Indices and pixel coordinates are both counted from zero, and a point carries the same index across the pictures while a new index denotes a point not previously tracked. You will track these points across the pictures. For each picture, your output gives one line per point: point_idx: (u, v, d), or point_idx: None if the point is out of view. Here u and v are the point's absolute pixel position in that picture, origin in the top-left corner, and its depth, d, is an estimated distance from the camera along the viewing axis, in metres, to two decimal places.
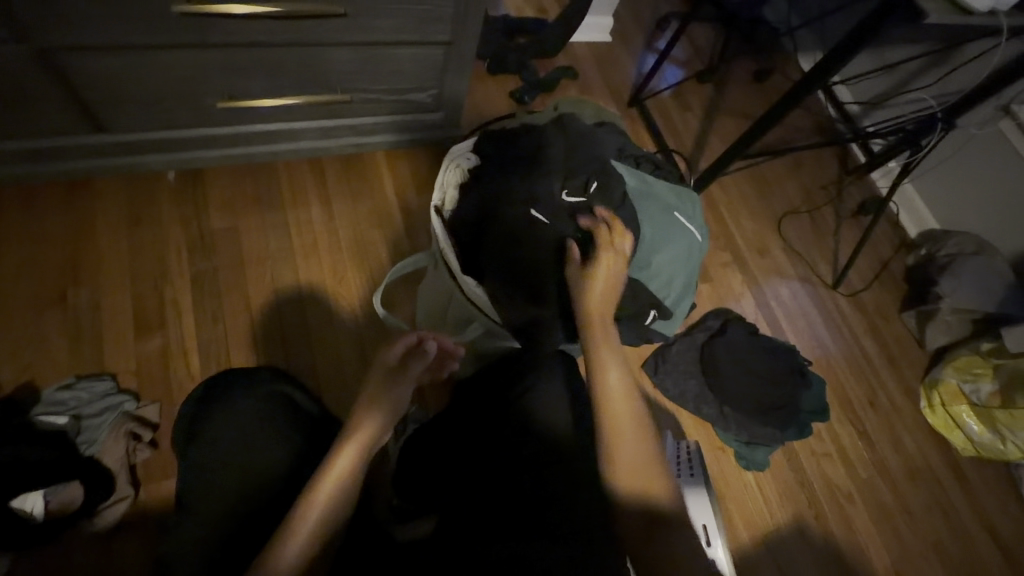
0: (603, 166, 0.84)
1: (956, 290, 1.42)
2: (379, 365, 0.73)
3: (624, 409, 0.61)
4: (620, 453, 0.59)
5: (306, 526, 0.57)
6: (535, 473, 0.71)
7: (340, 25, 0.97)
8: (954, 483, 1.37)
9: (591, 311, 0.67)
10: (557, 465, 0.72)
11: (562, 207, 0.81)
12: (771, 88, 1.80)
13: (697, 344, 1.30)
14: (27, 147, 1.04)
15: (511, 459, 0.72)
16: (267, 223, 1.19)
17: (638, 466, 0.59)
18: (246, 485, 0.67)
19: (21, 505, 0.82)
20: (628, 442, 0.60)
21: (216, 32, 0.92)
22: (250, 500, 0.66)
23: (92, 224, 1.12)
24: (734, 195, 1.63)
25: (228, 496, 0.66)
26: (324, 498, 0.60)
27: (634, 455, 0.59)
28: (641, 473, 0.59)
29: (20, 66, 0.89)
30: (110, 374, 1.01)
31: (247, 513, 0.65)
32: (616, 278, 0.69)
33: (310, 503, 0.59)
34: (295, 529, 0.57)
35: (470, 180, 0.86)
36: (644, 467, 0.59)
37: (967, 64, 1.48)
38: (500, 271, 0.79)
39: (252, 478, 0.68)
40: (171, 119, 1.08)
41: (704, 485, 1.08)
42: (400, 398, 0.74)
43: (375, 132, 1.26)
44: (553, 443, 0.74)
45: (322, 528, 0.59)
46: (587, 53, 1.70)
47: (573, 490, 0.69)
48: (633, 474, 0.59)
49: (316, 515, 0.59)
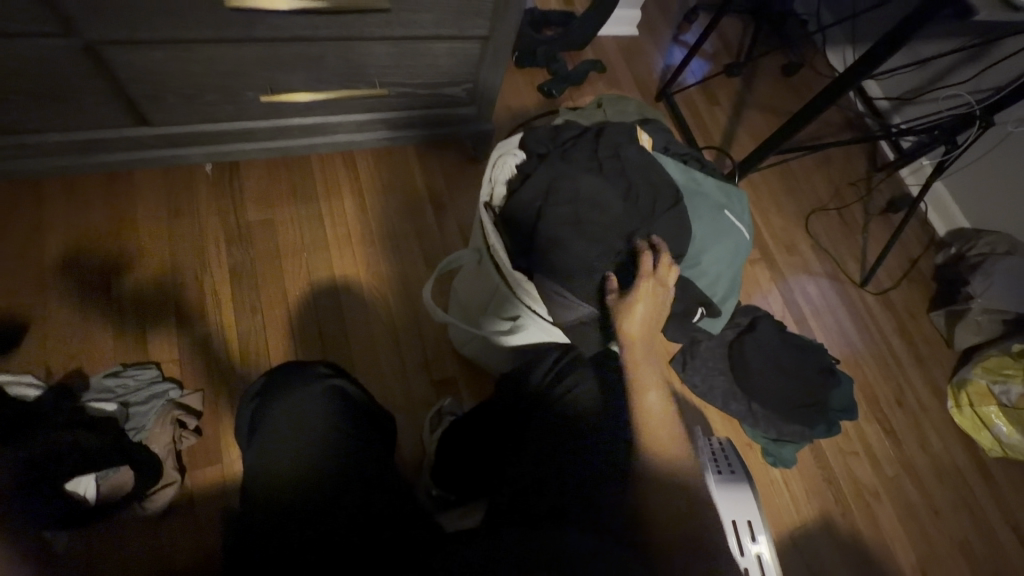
0: (646, 164, 0.85)
1: (987, 290, 1.41)
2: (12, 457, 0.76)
3: (648, 394, 0.65)
4: (649, 419, 0.63)
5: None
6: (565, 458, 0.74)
7: (378, 20, 0.97)
8: (981, 483, 1.36)
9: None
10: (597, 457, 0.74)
11: (611, 210, 0.81)
12: (798, 83, 1.78)
13: (726, 340, 1.29)
14: (70, 139, 1.05)
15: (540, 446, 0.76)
16: (300, 214, 1.21)
17: (669, 433, 0.63)
18: (297, 483, 0.70)
19: (77, 486, 0.83)
20: (656, 406, 0.64)
21: (256, 25, 0.92)
22: (293, 502, 0.68)
23: (131, 217, 1.14)
24: (762, 192, 1.62)
25: (277, 495, 0.69)
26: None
27: (659, 417, 0.63)
28: (669, 436, 0.63)
29: (68, 58, 0.90)
30: (155, 362, 1.03)
31: (298, 511, 0.68)
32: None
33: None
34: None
35: (517, 177, 0.85)
36: (672, 438, 0.63)
37: (1007, 58, 1.44)
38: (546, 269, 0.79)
39: (302, 476, 0.70)
40: (210, 112, 1.09)
41: (746, 481, 0.97)
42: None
43: (407, 126, 1.27)
44: (577, 427, 0.77)
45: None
46: (615, 46, 1.69)
47: (594, 474, 0.72)
48: (664, 439, 0.62)
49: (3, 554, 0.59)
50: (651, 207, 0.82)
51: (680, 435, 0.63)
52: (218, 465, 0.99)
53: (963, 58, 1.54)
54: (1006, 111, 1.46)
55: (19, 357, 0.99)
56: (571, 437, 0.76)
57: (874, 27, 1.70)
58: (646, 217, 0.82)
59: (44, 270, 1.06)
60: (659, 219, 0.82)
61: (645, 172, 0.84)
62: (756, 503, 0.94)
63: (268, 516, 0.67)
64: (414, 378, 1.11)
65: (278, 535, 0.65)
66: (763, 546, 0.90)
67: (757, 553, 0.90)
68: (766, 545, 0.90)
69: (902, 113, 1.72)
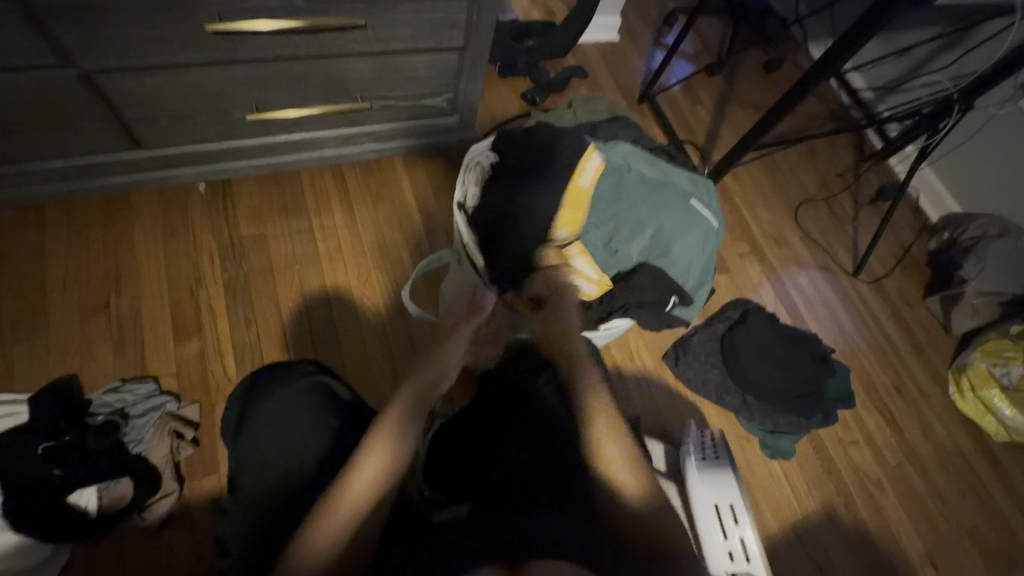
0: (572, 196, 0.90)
1: (981, 272, 1.41)
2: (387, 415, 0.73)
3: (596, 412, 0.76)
4: (608, 454, 0.72)
5: (343, 507, 0.65)
6: (548, 458, 0.75)
7: (358, 37, 1.02)
8: (987, 468, 1.34)
9: (382, 425, 0.72)
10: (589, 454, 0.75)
11: None
12: (779, 78, 1.81)
13: (717, 334, 1.31)
14: (72, 165, 1.10)
15: (523, 448, 0.77)
16: (292, 227, 1.24)
17: (624, 463, 0.72)
18: (286, 482, 0.71)
19: (78, 500, 0.89)
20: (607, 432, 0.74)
21: (238, 48, 0.97)
22: (281, 501, 0.70)
23: (128, 236, 1.18)
24: (749, 186, 1.64)
25: (266, 495, 0.71)
26: (349, 505, 0.65)
27: (615, 447, 0.73)
28: (625, 467, 0.71)
29: (67, 87, 0.95)
30: (153, 376, 1.06)
31: (294, 511, 0.69)
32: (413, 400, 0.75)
33: (338, 509, 0.64)
34: (331, 519, 0.63)
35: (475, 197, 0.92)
36: (632, 471, 0.71)
37: (984, 43, 1.45)
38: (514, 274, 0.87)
39: (287, 477, 0.72)
40: (202, 133, 1.14)
41: (730, 467, 0.97)
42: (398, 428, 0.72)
43: (393, 137, 1.31)
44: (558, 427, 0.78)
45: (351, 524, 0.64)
46: (596, 52, 1.73)
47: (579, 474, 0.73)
48: (623, 478, 0.71)
49: (327, 537, 0.62)
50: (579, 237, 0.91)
51: (634, 462, 0.72)
52: (214, 475, 1.01)
53: (942, 44, 1.55)
54: (987, 95, 1.48)
55: (56, 386, 0.99)
56: (553, 436, 0.78)
57: (850, 19, 1.72)
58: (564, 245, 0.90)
59: (48, 291, 1.10)
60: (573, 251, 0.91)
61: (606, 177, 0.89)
62: (739, 488, 0.95)
63: (269, 517, 0.69)
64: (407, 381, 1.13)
65: (270, 537, 0.67)
66: (746, 530, 0.92)
67: (741, 537, 0.92)
68: (749, 529, 0.92)
69: (885, 103, 1.73)
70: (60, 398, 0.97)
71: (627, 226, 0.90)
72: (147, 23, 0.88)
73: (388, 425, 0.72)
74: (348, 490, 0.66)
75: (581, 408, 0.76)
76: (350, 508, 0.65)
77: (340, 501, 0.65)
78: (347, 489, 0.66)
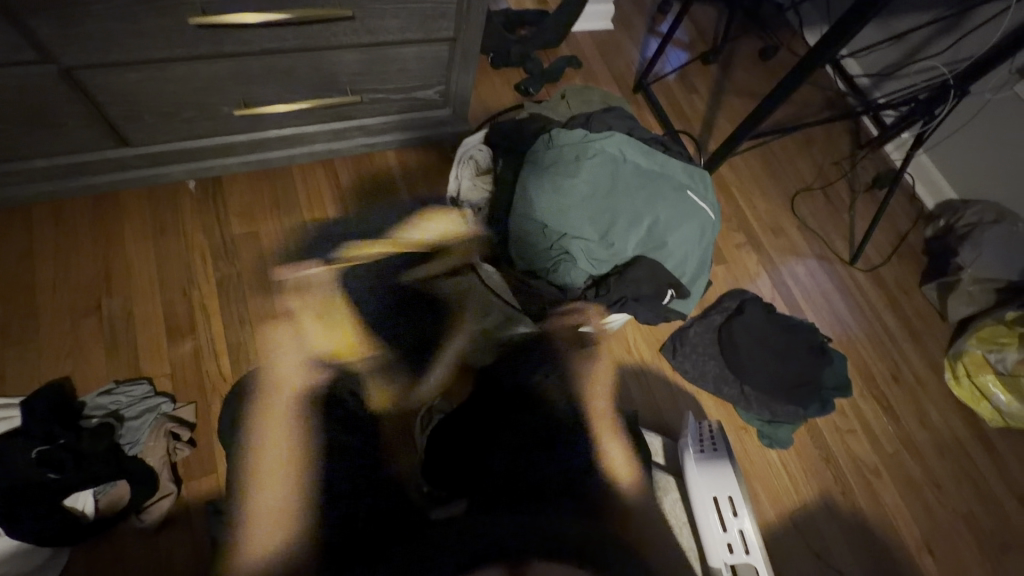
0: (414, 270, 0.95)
1: (977, 259, 1.41)
2: (279, 430, 0.79)
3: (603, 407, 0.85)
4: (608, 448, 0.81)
5: (257, 540, 0.70)
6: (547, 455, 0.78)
7: (346, 28, 0.99)
8: (983, 453, 1.35)
9: (257, 451, 0.77)
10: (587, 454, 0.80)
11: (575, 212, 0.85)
12: (775, 65, 1.79)
13: (715, 324, 1.31)
14: (58, 164, 1.09)
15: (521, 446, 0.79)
16: (285, 224, 1.23)
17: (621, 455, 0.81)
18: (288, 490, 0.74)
19: (74, 503, 0.89)
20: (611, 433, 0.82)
21: (223, 41, 0.95)
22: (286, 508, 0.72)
23: (119, 236, 1.16)
24: (745, 176, 1.63)
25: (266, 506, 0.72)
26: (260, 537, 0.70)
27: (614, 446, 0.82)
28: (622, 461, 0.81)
29: (48, 84, 0.93)
30: (147, 378, 1.05)
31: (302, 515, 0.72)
32: (291, 421, 0.79)
33: (251, 539, 0.70)
34: (246, 545, 0.70)
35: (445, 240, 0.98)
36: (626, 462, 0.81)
37: (981, 26, 1.44)
38: (280, 374, 0.85)
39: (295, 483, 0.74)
40: (190, 129, 1.12)
41: (728, 460, 0.97)
42: (278, 440, 0.77)
43: (385, 131, 1.29)
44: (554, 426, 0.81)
45: (275, 549, 0.69)
46: (590, 41, 1.70)
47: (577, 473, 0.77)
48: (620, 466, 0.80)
49: (253, 552, 0.70)
50: (382, 318, 0.91)
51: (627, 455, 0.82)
52: (213, 475, 1.00)
53: (939, 29, 1.53)
54: (983, 80, 1.47)
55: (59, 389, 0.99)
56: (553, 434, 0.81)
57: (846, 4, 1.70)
58: (354, 336, 0.89)
59: (37, 293, 1.09)
60: (437, 311, 0.93)
61: (602, 171, 0.87)
62: (738, 481, 0.95)
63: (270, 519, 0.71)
64: None
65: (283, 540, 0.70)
66: (745, 521, 0.92)
67: (740, 529, 0.92)
68: (748, 520, 0.92)
69: (881, 89, 1.72)
70: (55, 402, 0.96)
71: (625, 218, 0.87)
72: (128, 17, 0.86)
73: (273, 453, 0.76)
74: (256, 521, 0.71)
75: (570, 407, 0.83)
76: (264, 533, 0.70)
77: (253, 524, 0.71)
78: (250, 524, 0.71)
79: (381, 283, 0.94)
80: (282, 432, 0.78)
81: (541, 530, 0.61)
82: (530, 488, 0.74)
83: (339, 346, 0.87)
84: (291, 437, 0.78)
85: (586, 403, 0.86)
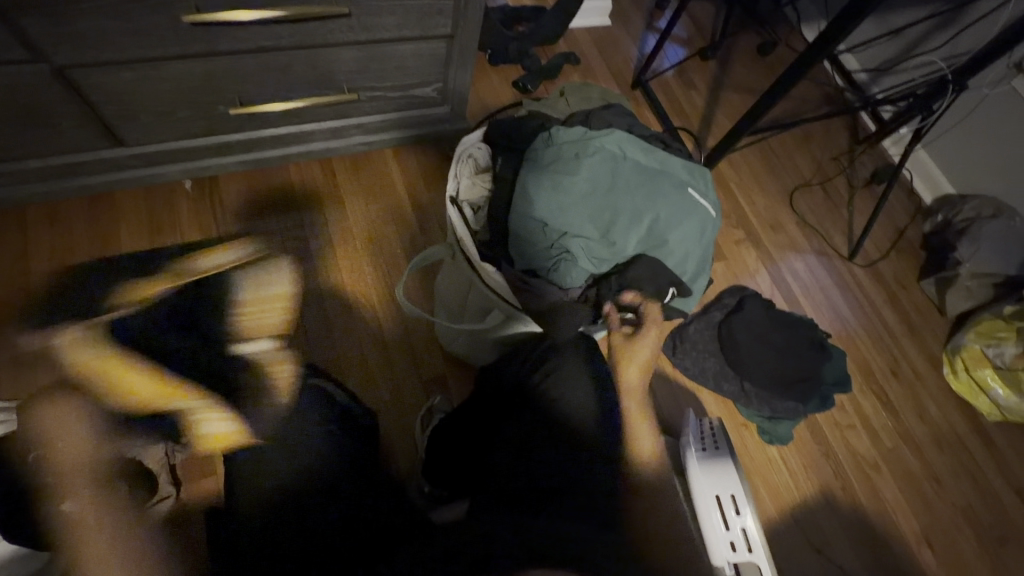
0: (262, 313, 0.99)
1: (975, 254, 1.42)
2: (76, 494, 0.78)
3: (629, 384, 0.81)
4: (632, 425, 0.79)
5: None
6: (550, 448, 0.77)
7: (341, 26, 0.99)
8: (981, 447, 1.35)
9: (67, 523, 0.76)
10: (594, 447, 0.78)
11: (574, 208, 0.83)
12: (773, 61, 1.79)
13: (715, 321, 1.30)
14: (52, 164, 1.08)
15: (522, 445, 0.78)
16: (282, 223, 1.22)
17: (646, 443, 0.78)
18: (275, 496, 0.73)
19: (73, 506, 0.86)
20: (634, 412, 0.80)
21: (217, 39, 0.94)
22: (275, 513, 0.71)
23: (113, 237, 1.15)
24: (744, 172, 1.63)
25: (256, 510, 0.72)
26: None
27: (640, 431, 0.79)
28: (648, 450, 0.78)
29: (41, 84, 0.92)
30: None
31: (290, 519, 0.71)
32: (85, 480, 0.79)
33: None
34: None
35: (430, 250, 0.93)
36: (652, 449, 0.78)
37: (978, 21, 1.44)
38: (64, 449, 0.79)
39: (283, 488, 0.74)
40: (185, 128, 1.11)
41: (730, 458, 0.98)
42: (77, 504, 0.78)
43: (381, 129, 1.28)
44: (556, 421, 0.80)
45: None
46: (588, 38, 1.70)
47: (580, 465, 0.75)
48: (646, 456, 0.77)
49: None
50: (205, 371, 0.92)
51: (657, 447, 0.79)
52: (213, 477, 1.01)
53: (936, 24, 1.53)
54: (980, 75, 1.47)
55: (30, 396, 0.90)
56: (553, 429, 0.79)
57: None
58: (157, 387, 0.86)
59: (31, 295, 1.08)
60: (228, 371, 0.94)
61: (602, 167, 0.86)
62: (740, 479, 0.95)
63: (260, 517, 0.71)
64: (404, 378, 1.12)
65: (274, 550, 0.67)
66: (748, 519, 0.92)
67: (743, 527, 0.92)
68: (750, 519, 0.92)
69: (879, 84, 1.72)
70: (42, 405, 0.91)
71: (626, 215, 0.84)
72: (121, 15, 0.85)
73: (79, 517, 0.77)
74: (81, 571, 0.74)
75: (569, 403, 0.81)
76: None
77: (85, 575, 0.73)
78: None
79: (176, 324, 0.94)
80: (83, 499, 0.77)
81: (537, 524, 0.63)
82: (527, 484, 0.74)
83: (143, 394, 0.84)
84: (80, 512, 0.76)
85: (591, 389, 0.83)
